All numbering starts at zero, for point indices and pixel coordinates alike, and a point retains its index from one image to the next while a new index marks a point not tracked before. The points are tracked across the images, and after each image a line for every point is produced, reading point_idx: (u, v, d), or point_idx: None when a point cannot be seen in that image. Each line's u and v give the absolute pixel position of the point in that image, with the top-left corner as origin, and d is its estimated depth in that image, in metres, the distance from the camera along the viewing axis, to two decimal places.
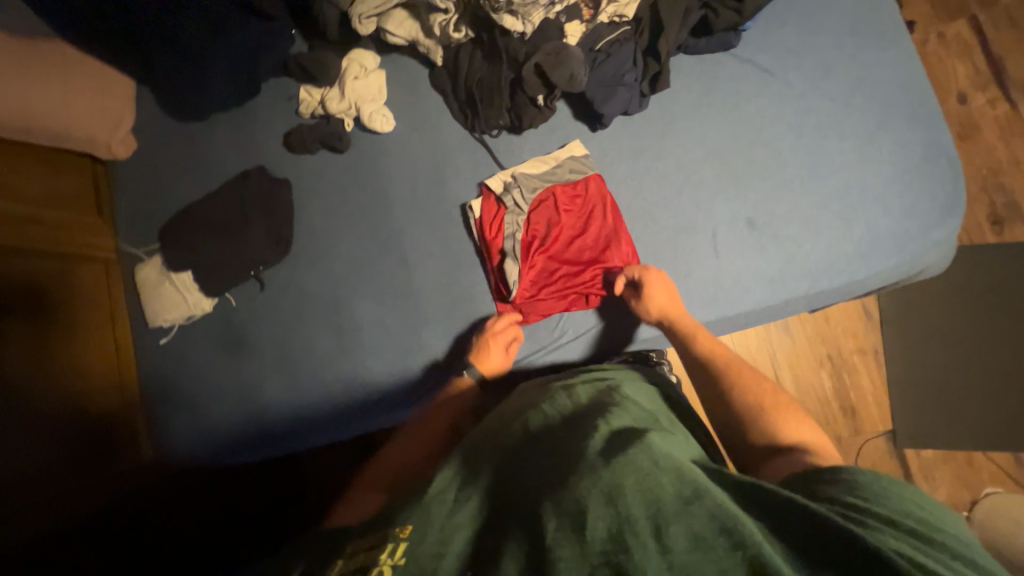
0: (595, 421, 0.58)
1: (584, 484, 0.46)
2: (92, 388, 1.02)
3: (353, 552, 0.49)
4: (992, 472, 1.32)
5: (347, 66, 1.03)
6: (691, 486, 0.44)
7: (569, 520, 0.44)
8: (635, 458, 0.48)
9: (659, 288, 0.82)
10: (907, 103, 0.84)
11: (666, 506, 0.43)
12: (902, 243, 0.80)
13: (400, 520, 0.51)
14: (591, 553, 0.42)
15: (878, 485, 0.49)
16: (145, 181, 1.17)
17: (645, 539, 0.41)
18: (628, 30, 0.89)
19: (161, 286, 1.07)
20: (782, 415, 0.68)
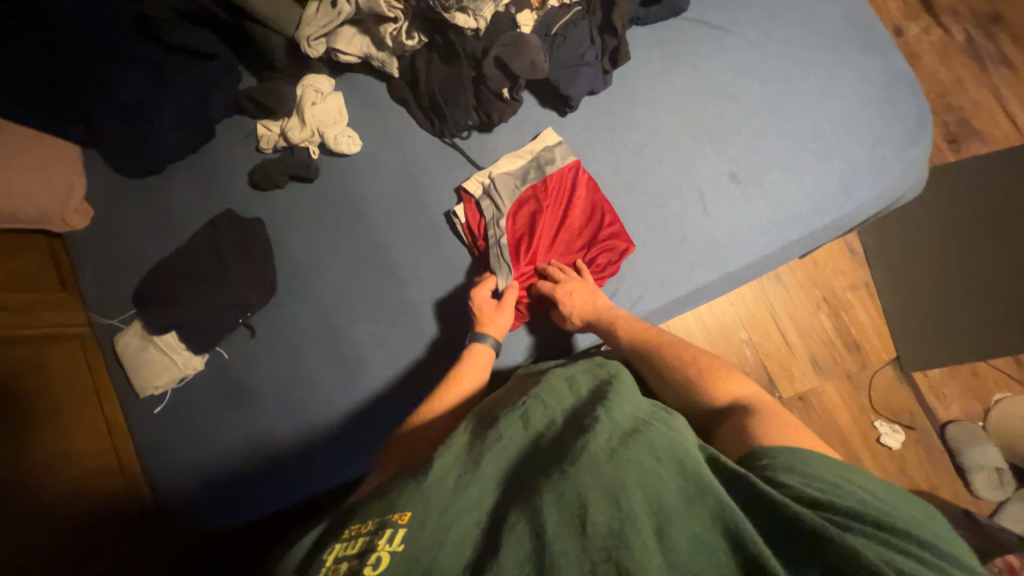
0: (597, 414, 0.61)
1: (588, 481, 0.50)
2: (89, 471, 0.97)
3: (353, 535, 0.51)
4: (996, 378, 1.37)
5: (302, 94, 1.00)
6: (695, 486, 0.49)
7: (572, 514, 0.48)
8: (640, 459, 0.52)
9: (575, 293, 0.83)
10: (858, 36, 0.86)
11: (667, 508, 0.48)
12: (881, 170, 0.82)
13: (397, 505, 0.52)
14: (592, 548, 0.46)
15: (819, 468, 0.52)
16: (107, 246, 1.11)
17: (646, 539, 0.45)
18: (579, 10, 0.89)
19: (145, 352, 1.02)
20: (729, 373, 0.72)
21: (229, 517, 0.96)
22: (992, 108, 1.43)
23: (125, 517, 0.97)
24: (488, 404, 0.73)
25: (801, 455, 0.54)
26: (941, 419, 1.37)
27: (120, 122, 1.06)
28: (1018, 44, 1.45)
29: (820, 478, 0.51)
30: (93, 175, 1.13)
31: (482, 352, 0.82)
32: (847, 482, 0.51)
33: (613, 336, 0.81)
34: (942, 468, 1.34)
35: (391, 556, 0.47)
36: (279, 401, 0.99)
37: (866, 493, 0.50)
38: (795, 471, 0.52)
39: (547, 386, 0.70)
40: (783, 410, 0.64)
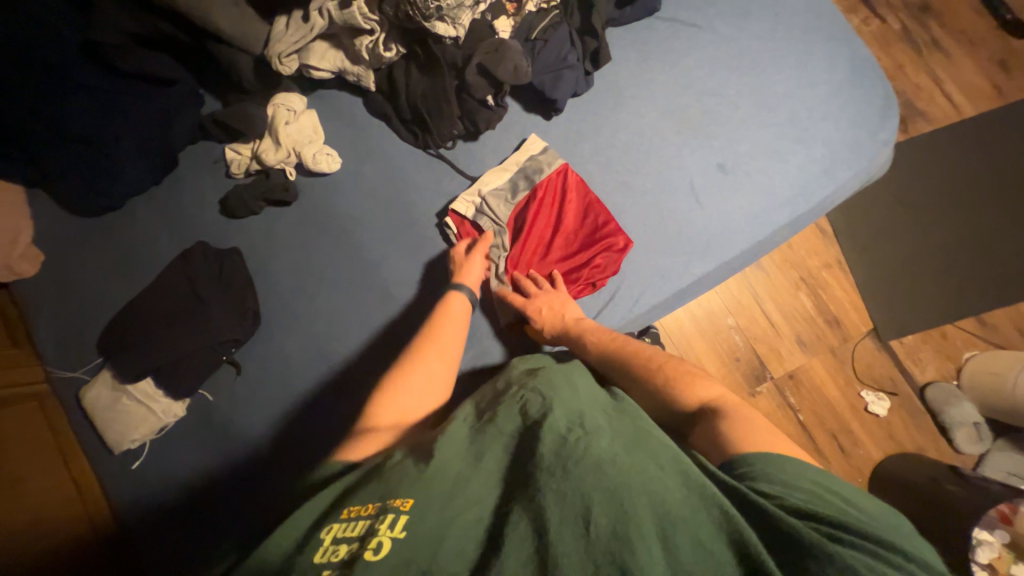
0: (599, 420, 0.60)
1: (591, 482, 0.49)
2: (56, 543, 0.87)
3: (354, 516, 0.51)
4: (964, 338, 1.45)
5: (274, 113, 0.96)
6: (702, 495, 0.49)
7: (575, 515, 0.47)
8: (644, 467, 0.52)
9: (545, 308, 0.83)
10: (821, 26, 0.91)
11: (673, 513, 0.47)
12: (857, 150, 0.86)
13: (399, 491, 0.52)
14: (595, 550, 0.45)
15: (793, 476, 0.52)
16: (64, 293, 1.02)
17: (651, 544, 0.44)
18: (557, 14, 0.89)
19: (119, 403, 0.93)
20: (694, 376, 0.72)
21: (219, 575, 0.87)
22: (932, 89, 1.55)
23: None
24: (483, 396, 0.73)
25: (781, 464, 0.54)
26: (919, 382, 1.44)
27: (69, 157, 0.98)
28: (947, 29, 1.58)
29: (799, 487, 0.51)
30: (43, 215, 1.04)
31: (458, 301, 0.83)
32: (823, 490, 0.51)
33: (593, 348, 0.79)
34: (925, 429, 1.40)
35: (392, 541, 0.47)
36: (270, 440, 0.92)
37: (848, 507, 0.49)
38: (778, 479, 0.52)
39: (545, 379, 0.69)
40: (752, 414, 0.64)
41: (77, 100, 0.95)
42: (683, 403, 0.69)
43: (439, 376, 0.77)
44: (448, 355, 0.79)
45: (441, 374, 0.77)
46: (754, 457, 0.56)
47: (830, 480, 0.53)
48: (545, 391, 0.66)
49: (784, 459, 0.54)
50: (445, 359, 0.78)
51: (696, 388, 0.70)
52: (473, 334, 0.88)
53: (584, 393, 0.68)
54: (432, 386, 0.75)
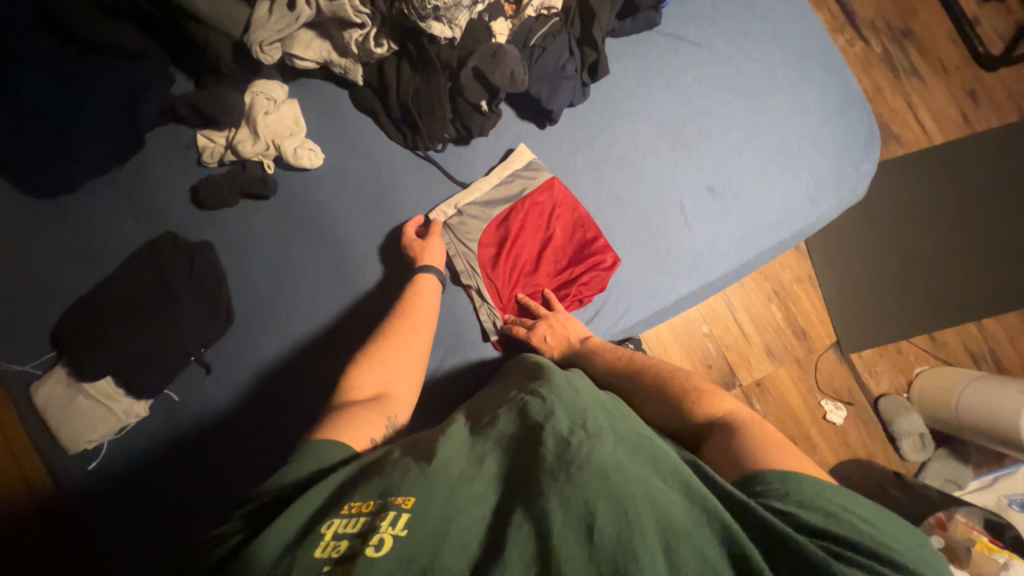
0: (600, 423, 0.60)
1: (596, 488, 0.49)
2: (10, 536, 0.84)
3: (353, 512, 0.50)
4: (917, 353, 1.54)
5: (252, 102, 0.90)
6: (707, 507, 0.49)
7: (578, 521, 0.47)
8: (647, 476, 0.52)
9: (548, 334, 0.83)
10: (815, 55, 0.92)
11: (675, 523, 0.48)
12: (841, 180, 0.88)
13: (399, 489, 0.51)
14: (599, 558, 0.45)
15: (815, 495, 0.52)
16: (12, 279, 0.94)
17: (653, 554, 0.45)
18: (558, 21, 0.86)
19: (74, 402, 0.88)
20: (709, 387, 0.74)
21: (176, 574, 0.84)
22: (906, 114, 1.60)
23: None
24: (477, 398, 0.72)
25: (801, 484, 0.53)
26: (874, 393, 1.53)
27: (17, 133, 0.89)
28: (924, 56, 1.64)
29: (813, 505, 0.52)
30: None
31: (428, 283, 0.83)
32: (841, 510, 0.51)
33: (593, 363, 0.80)
34: (876, 437, 1.50)
35: (393, 539, 0.46)
36: (246, 436, 0.89)
37: (860, 524, 0.50)
38: (793, 497, 0.52)
39: (546, 380, 0.68)
40: (766, 428, 0.64)
41: (24, 72, 0.87)
42: (697, 416, 0.70)
43: (416, 351, 0.78)
44: (421, 338, 0.80)
45: (415, 350, 0.78)
46: (768, 471, 0.56)
47: (845, 496, 0.53)
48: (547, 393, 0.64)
49: (804, 477, 0.54)
50: (417, 345, 0.79)
51: (710, 401, 0.71)
52: (460, 343, 0.87)
53: (582, 393, 0.67)
54: (401, 368, 0.75)
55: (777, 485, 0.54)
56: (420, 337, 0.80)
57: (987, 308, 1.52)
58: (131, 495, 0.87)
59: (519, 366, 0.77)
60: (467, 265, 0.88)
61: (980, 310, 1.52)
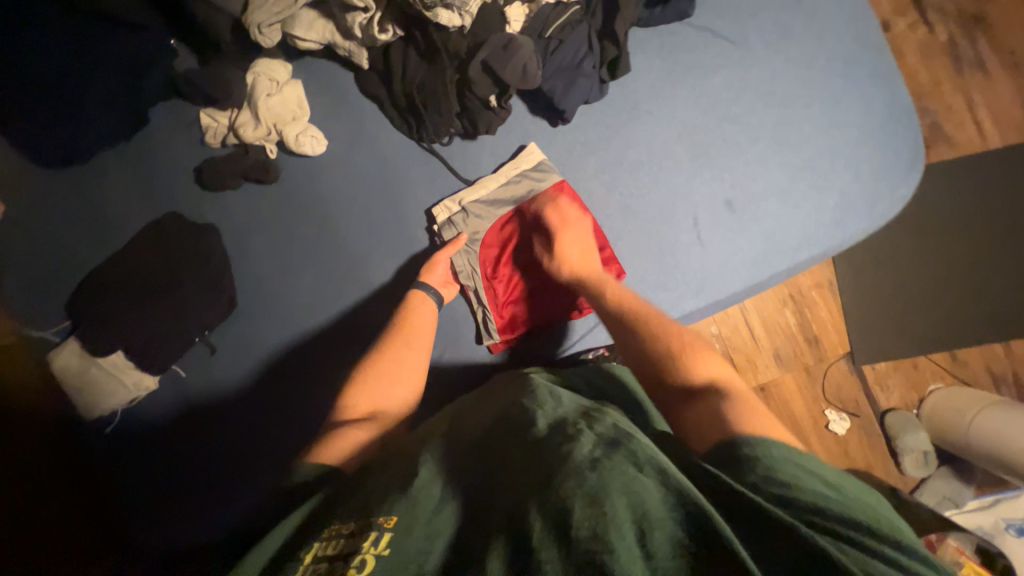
0: (577, 418, 0.57)
1: (569, 486, 0.47)
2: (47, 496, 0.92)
3: (333, 535, 0.50)
4: (933, 370, 1.49)
5: (254, 82, 0.87)
6: (685, 499, 0.44)
7: (552, 519, 0.44)
8: (623, 464, 0.48)
9: (572, 244, 0.81)
10: (864, 59, 0.83)
11: (650, 512, 0.44)
12: (873, 203, 0.81)
13: (381, 509, 0.51)
14: (574, 552, 0.42)
15: (779, 455, 0.51)
16: (26, 247, 0.95)
17: (631, 544, 0.42)
18: (577, 10, 0.79)
19: (88, 373, 0.90)
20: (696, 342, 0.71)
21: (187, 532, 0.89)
22: (963, 114, 1.46)
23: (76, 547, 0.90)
24: (463, 406, 0.72)
25: (783, 460, 0.50)
26: (881, 407, 1.48)
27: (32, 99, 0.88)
28: (995, 48, 1.47)
29: (799, 479, 0.48)
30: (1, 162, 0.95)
31: (421, 300, 0.81)
32: (812, 470, 0.50)
33: (597, 297, 0.77)
34: (877, 450, 1.47)
35: (376, 558, 0.46)
36: (245, 419, 0.92)
37: (848, 501, 0.47)
38: (781, 476, 0.48)
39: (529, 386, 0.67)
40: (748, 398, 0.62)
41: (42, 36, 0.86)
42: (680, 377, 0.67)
43: (412, 368, 0.78)
44: (419, 349, 0.79)
45: (412, 367, 0.78)
46: (749, 448, 0.52)
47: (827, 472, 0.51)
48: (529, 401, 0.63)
49: (786, 452, 0.51)
50: (414, 360, 0.78)
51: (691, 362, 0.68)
52: (456, 345, 0.86)
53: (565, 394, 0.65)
54: (396, 382, 0.76)
55: (762, 457, 0.51)
56: (421, 353, 0.79)
57: (1016, 330, 1.45)
58: (140, 470, 0.91)
59: (509, 376, 0.76)
60: (463, 269, 0.86)
61: (1008, 332, 1.45)
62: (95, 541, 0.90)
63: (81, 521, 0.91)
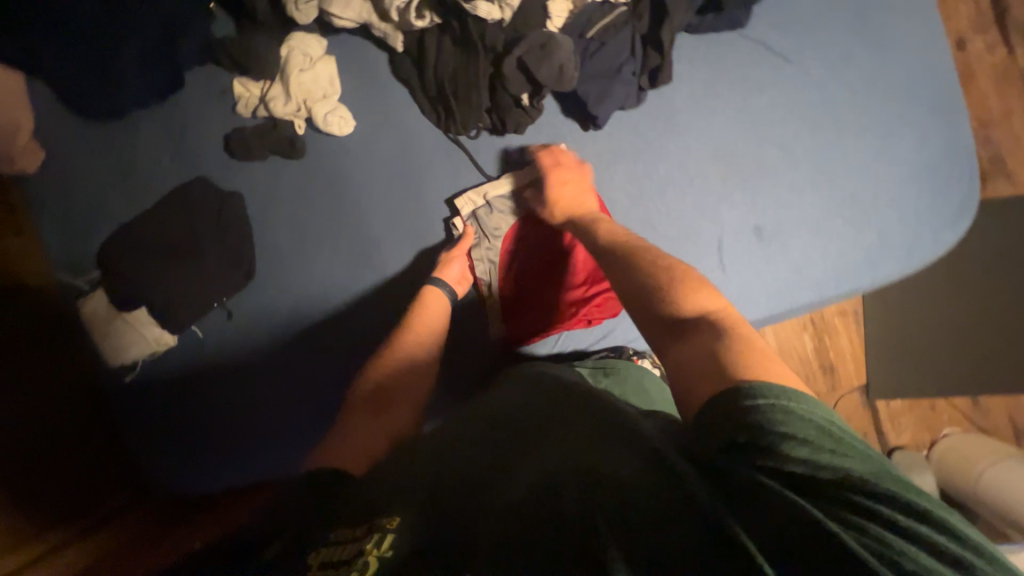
0: (582, 416, 0.58)
1: (566, 477, 0.48)
2: (62, 430, 0.92)
3: (335, 541, 0.45)
4: (950, 414, 1.43)
5: (287, 55, 0.87)
6: (687, 494, 0.43)
7: (543, 508, 0.45)
8: (620, 458, 0.49)
9: (569, 185, 0.80)
10: (926, 91, 0.78)
11: (635, 500, 0.44)
12: (911, 248, 0.77)
13: (388, 509, 0.48)
14: (563, 536, 0.42)
15: (791, 406, 0.46)
16: (58, 195, 0.97)
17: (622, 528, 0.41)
18: (625, 12, 0.76)
19: (114, 322, 0.93)
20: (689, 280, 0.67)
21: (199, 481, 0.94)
22: None
23: (93, 486, 0.93)
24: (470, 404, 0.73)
25: (779, 422, 0.46)
26: (890, 444, 1.44)
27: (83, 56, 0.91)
28: None
29: (796, 443, 0.44)
30: (39, 110, 0.97)
31: (434, 296, 0.82)
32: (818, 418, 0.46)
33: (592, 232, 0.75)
34: None
35: (380, 562, 0.42)
36: (253, 387, 0.95)
37: (848, 456, 0.44)
38: (778, 444, 0.44)
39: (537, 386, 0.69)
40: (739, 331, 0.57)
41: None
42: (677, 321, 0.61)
43: (423, 360, 0.78)
44: (434, 340, 0.80)
45: (423, 360, 0.79)
46: (746, 412, 0.47)
47: (822, 418, 0.47)
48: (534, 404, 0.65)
49: (782, 407, 0.46)
50: (425, 356, 0.78)
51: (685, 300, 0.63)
52: (462, 343, 0.87)
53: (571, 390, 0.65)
54: (405, 376, 0.75)
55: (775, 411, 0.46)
56: (431, 351, 0.79)
57: None
58: (157, 416, 0.94)
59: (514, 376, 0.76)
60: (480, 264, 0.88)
61: None
62: (112, 487, 0.95)
63: (95, 469, 0.94)
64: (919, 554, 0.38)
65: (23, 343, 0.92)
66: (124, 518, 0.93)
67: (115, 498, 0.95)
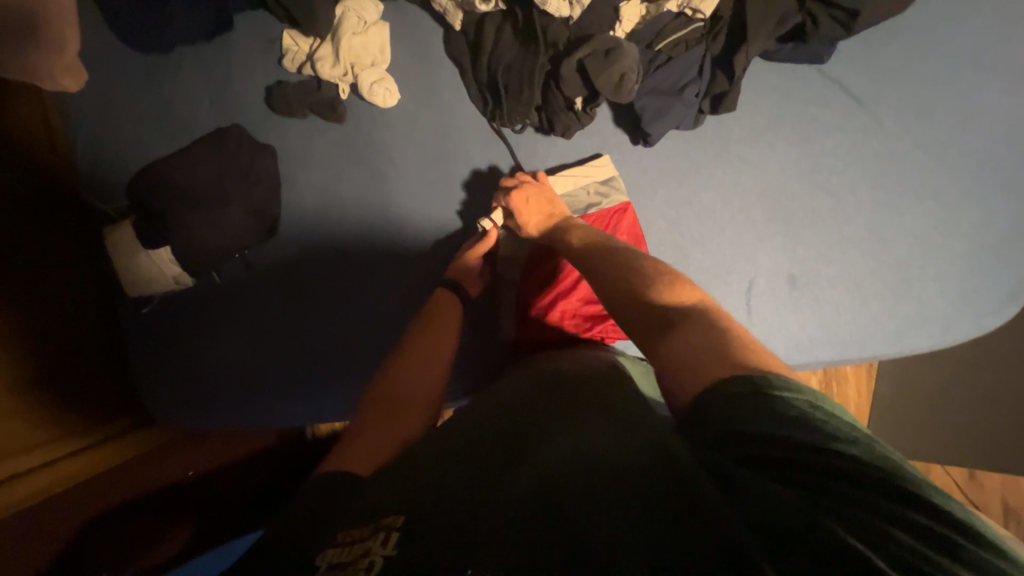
0: (592, 411, 0.58)
1: (565, 462, 0.48)
2: (82, 346, 0.96)
3: (346, 541, 0.46)
4: (943, 482, 1.40)
5: (342, 16, 0.84)
6: (683, 475, 0.42)
7: (537, 490, 0.46)
8: (620, 448, 0.49)
9: (532, 203, 0.77)
10: (1003, 164, 0.73)
11: (632, 484, 0.43)
12: (949, 324, 0.74)
13: (391, 506, 0.49)
14: (549, 515, 0.43)
15: (791, 399, 0.46)
16: (96, 120, 0.97)
17: (615, 514, 0.41)
18: (700, 29, 0.72)
19: (135, 256, 0.91)
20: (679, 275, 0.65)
21: (197, 418, 0.95)
22: None
23: (107, 399, 0.97)
24: (488, 394, 0.73)
25: (761, 410, 0.45)
26: None
27: None
28: None
29: (786, 431, 0.43)
30: (89, 31, 0.96)
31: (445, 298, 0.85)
32: (820, 411, 0.46)
33: (563, 240, 0.75)
34: None
35: (382, 561, 0.43)
36: (259, 342, 0.96)
37: (833, 437, 0.43)
38: (764, 431, 0.44)
39: (553, 381, 0.69)
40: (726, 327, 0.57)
41: None
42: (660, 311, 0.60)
43: (437, 353, 0.82)
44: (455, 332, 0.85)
45: (439, 357, 0.82)
46: (727, 402, 0.47)
47: (810, 401, 0.47)
48: (546, 398, 0.65)
49: (764, 397, 0.46)
50: (445, 352, 0.82)
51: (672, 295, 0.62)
52: (473, 334, 0.90)
53: (585, 383, 0.66)
54: (421, 371, 0.79)
55: (777, 399, 0.45)
56: (450, 345, 0.83)
57: None
58: (167, 348, 0.95)
59: (535, 368, 0.76)
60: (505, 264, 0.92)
61: None
62: (113, 411, 0.98)
63: (100, 390, 0.97)
64: (905, 536, 0.37)
65: (62, 258, 0.97)
66: (135, 436, 0.98)
67: (120, 420, 0.98)
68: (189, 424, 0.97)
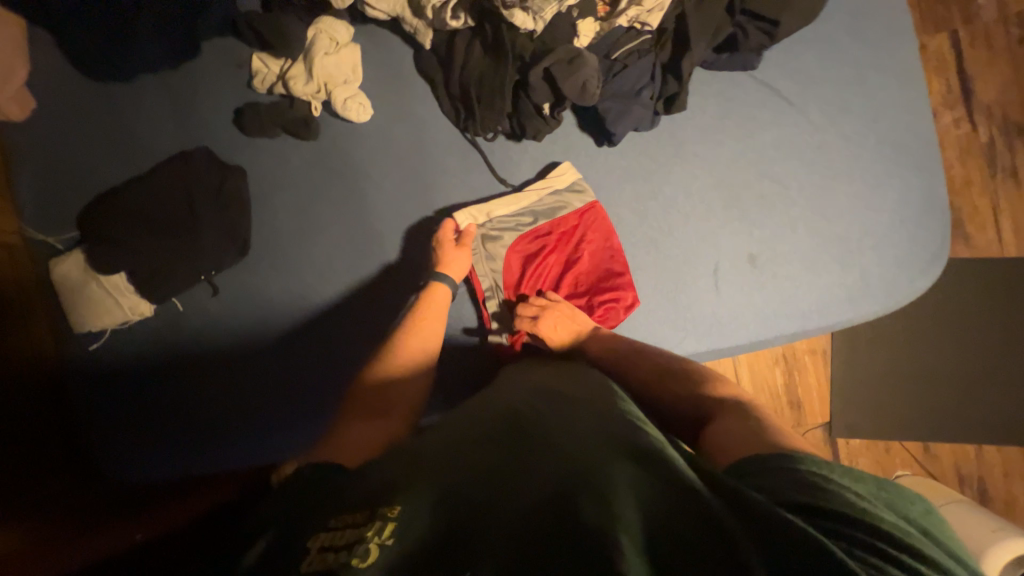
0: (593, 422, 0.57)
1: (579, 477, 0.46)
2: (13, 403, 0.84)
3: (342, 529, 0.47)
4: (904, 457, 1.39)
5: (314, 38, 0.87)
6: (706, 510, 0.40)
7: (546, 511, 0.43)
8: (631, 460, 0.47)
9: (559, 326, 0.80)
10: (912, 149, 0.85)
11: (648, 508, 0.42)
12: (892, 287, 0.83)
13: (389, 499, 0.49)
14: (561, 531, 0.40)
15: (842, 478, 0.48)
16: (46, 148, 0.93)
17: (631, 523, 0.39)
18: (649, 40, 0.82)
19: (85, 288, 0.86)
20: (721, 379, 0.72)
21: (156, 467, 0.88)
22: None
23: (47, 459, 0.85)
24: (472, 404, 0.70)
25: (797, 472, 0.47)
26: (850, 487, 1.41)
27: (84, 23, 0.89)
28: None
29: (827, 493, 0.44)
30: (43, 61, 0.94)
31: (440, 291, 0.81)
32: (871, 496, 0.47)
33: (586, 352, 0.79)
34: None
35: (379, 548, 0.43)
36: (225, 369, 0.90)
37: (873, 508, 0.44)
38: (810, 490, 0.45)
39: (547, 392, 0.68)
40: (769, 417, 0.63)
41: None
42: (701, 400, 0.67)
43: (419, 372, 0.76)
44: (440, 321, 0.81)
45: (421, 377, 0.78)
46: (772, 468, 0.49)
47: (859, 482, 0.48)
48: (540, 407, 0.64)
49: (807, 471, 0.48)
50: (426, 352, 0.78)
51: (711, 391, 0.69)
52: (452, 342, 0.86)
53: (584, 395, 0.66)
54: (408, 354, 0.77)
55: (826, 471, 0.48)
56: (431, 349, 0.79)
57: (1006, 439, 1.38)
58: (119, 390, 0.88)
59: (514, 372, 0.77)
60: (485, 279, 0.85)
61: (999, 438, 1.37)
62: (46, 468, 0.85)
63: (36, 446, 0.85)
64: None
65: None
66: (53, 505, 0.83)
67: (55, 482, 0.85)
68: (141, 472, 0.88)
